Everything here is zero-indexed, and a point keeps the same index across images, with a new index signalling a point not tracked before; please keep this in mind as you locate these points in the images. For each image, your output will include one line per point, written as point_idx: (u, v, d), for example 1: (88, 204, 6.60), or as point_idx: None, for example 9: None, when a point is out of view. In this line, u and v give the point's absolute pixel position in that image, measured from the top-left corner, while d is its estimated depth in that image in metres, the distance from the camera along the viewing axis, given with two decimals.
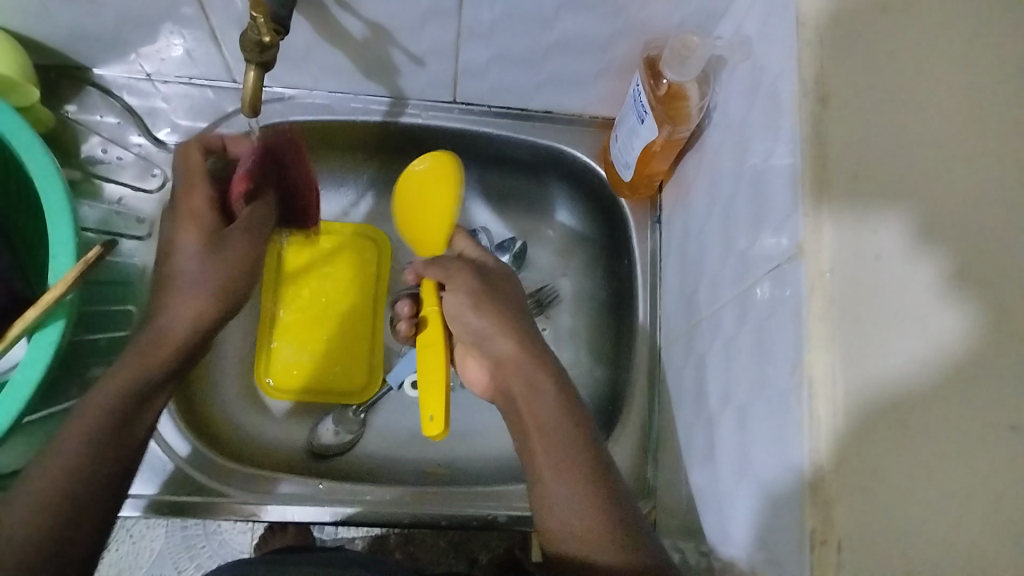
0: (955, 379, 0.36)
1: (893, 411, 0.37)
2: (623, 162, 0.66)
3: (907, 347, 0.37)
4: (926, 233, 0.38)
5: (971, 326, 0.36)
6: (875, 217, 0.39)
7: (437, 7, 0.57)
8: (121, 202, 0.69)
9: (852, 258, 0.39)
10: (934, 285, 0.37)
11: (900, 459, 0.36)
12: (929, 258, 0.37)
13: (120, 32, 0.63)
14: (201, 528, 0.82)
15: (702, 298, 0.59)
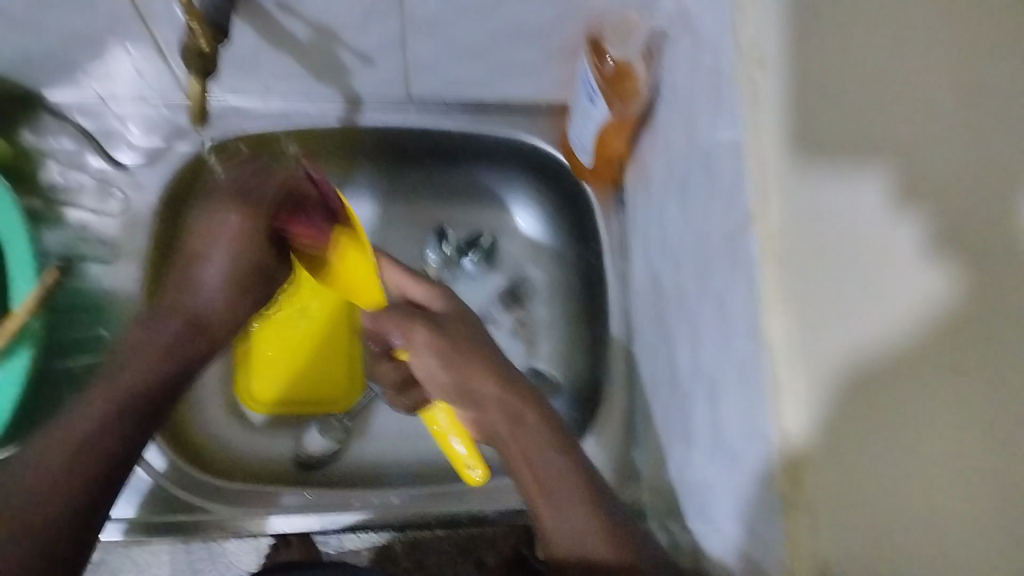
0: (940, 340, 0.35)
1: (872, 379, 0.35)
2: (580, 145, 0.66)
3: (886, 309, 0.35)
4: (897, 194, 0.36)
5: (953, 285, 0.35)
6: (839, 175, 0.37)
7: (377, 3, 0.57)
8: (83, 227, 0.68)
9: (811, 219, 0.38)
10: (912, 247, 0.35)
11: (884, 430, 0.35)
12: (907, 217, 0.36)
13: (66, 55, 0.63)
14: None
15: (667, 275, 0.59)
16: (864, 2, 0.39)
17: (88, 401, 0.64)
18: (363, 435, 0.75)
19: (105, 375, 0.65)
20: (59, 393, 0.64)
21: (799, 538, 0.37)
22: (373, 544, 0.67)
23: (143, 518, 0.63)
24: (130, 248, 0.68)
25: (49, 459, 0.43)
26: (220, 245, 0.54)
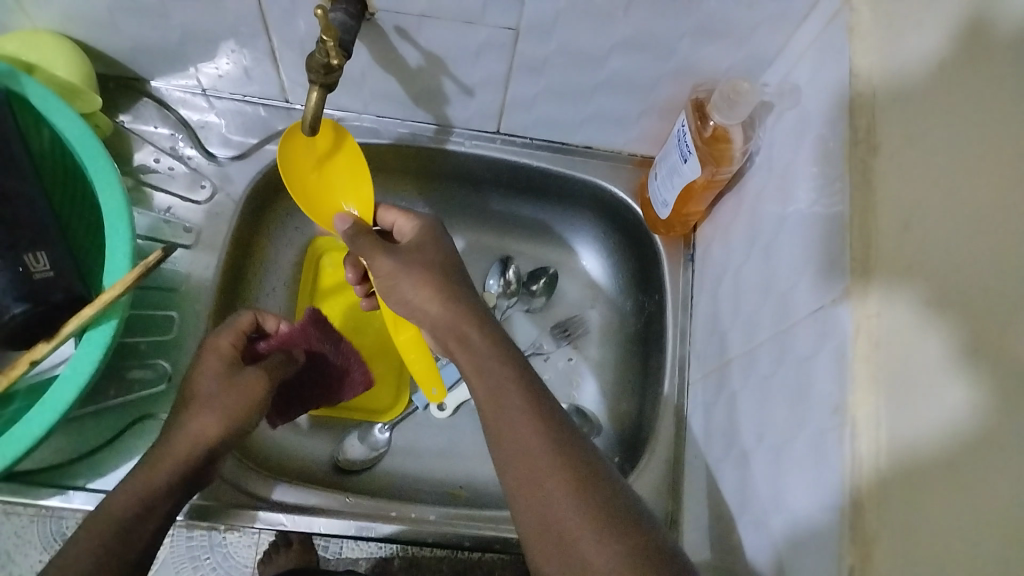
0: (973, 441, 0.34)
1: (916, 477, 0.36)
2: (661, 200, 0.68)
3: (927, 415, 0.36)
4: (930, 306, 0.37)
5: (977, 395, 0.34)
6: (903, 283, 0.39)
7: (493, 39, 0.59)
8: (169, 212, 0.70)
9: (890, 331, 0.40)
10: (943, 356, 0.36)
11: (926, 519, 0.35)
12: (938, 328, 0.37)
13: (182, 47, 0.65)
14: (206, 538, 0.65)
15: (736, 336, 0.60)
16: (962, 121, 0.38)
17: (151, 380, 0.64)
18: (402, 452, 0.75)
19: (171, 356, 0.65)
20: (125, 369, 0.64)
21: None
22: (372, 555, 0.67)
23: (198, 504, 0.61)
24: (211, 239, 0.69)
25: (84, 548, 0.44)
26: (204, 367, 0.53)
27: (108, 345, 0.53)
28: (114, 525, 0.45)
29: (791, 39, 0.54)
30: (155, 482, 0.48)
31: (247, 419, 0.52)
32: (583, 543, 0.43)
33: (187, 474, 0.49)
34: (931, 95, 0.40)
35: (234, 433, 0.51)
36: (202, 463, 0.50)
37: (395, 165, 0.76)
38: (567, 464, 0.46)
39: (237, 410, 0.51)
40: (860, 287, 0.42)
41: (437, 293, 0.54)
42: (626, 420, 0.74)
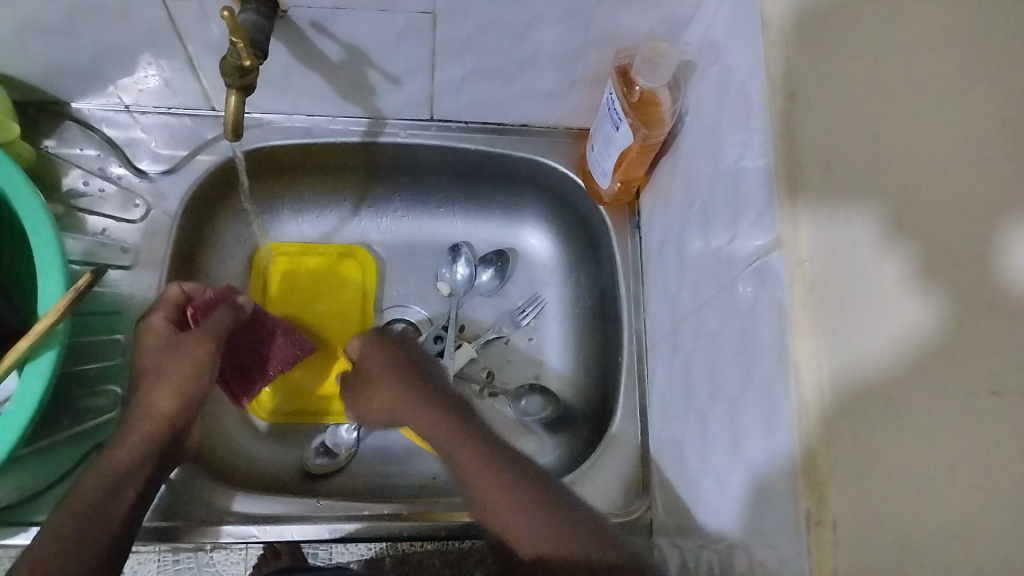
0: (925, 361, 0.37)
1: (877, 398, 0.37)
2: (600, 170, 0.67)
3: (882, 332, 0.37)
4: (891, 231, 0.39)
5: (934, 314, 0.37)
6: (848, 207, 0.40)
7: (412, 26, 0.58)
8: (105, 233, 0.68)
9: (828, 251, 0.40)
10: (901, 279, 0.38)
11: (890, 441, 0.37)
12: (898, 253, 0.38)
13: (97, 64, 0.63)
14: (194, 559, 0.61)
15: (685, 297, 0.60)
16: (881, 87, 0.42)
17: (103, 407, 0.63)
18: (371, 450, 0.75)
19: (122, 379, 0.64)
20: (76, 398, 0.63)
21: (821, 555, 0.37)
22: (362, 556, 0.62)
23: (155, 525, 0.61)
24: (150, 257, 0.68)
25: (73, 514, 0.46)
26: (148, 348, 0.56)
27: (50, 374, 0.52)
28: (99, 491, 0.48)
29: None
30: (122, 456, 0.51)
31: (193, 387, 0.55)
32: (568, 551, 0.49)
33: (149, 444, 0.52)
34: (848, 56, 0.43)
35: (181, 398, 0.55)
36: (161, 431, 0.53)
37: (332, 164, 0.75)
38: (531, 486, 0.52)
39: (180, 378, 0.55)
40: (788, 230, 0.41)
41: (413, 386, 0.60)
42: (591, 392, 0.74)
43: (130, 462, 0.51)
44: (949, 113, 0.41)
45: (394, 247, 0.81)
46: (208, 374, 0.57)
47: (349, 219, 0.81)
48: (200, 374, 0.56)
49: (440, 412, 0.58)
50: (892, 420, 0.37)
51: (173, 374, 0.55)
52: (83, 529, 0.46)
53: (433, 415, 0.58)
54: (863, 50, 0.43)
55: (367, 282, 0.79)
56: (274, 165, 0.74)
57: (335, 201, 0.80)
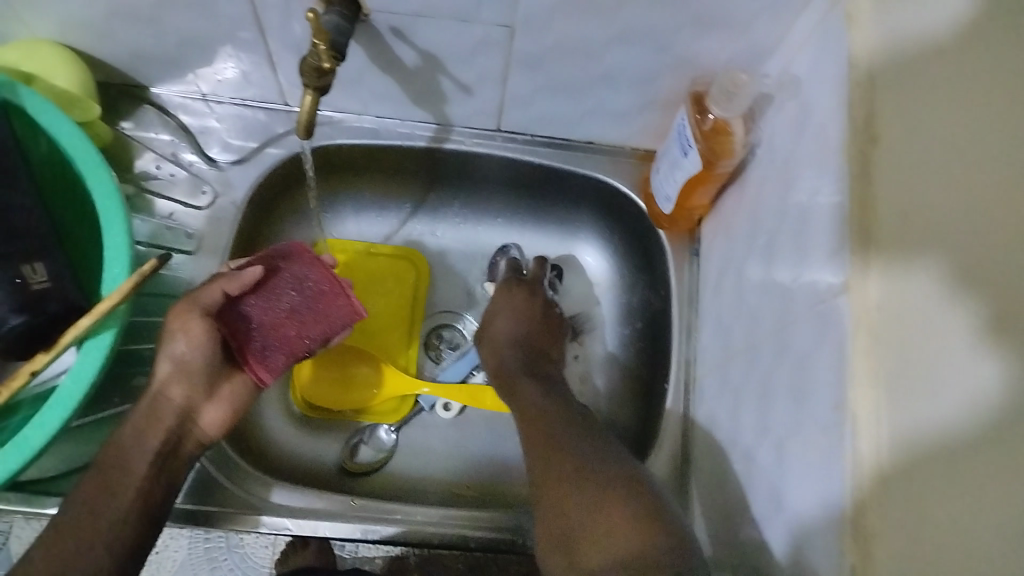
0: (994, 427, 0.33)
1: (936, 459, 0.35)
2: (663, 194, 0.67)
3: (946, 394, 0.35)
4: (959, 283, 0.36)
5: (1009, 378, 0.33)
6: (919, 261, 0.38)
7: (490, 38, 0.58)
8: (172, 217, 0.70)
9: (893, 306, 0.39)
10: (969, 336, 0.35)
11: (948, 500, 0.34)
12: (967, 305, 0.35)
13: (180, 53, 0.65)
14: (223, 540, 0.73)
15: (739, 331, 0.59)
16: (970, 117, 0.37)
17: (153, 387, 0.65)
18: (408, 453, 0.75)
19: None
20: (128, 376, 0.65)
21: None
22: (387, 554, 0.72)
23: (190, 509, 0.61)
24: (212, 245, 0.69)
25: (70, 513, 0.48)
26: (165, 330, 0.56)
27: (108, 352, 0.53)
28: (100, 487, 0.49)
29: (791, 29, 0.53)
30: (129, 435, 0.52)
31: (191, 363, 0.54)
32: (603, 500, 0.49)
33: (149, 424, 0.53)
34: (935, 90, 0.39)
35: (177, 370, 0.54)
36: (155, 409, 0.53)
37: (396, 166, 0.76)
38: (589, 484, 0.50)
39: (176, 346, 0.53)
40: (859, 276, 0.41)
41: (518, 353, 0.67)
42: (631, 417, 0.73)
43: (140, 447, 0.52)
44: None
45: (449, 253, 0.81)
46: (207, 347, 0.54)
47: (406, 220, 0.81)
48: (196, 347, 0.54)
49: (527, 378, 0.65)
50: (953, 482, 0.34)
51: (169, 343, 0.53)
52: (78, 522, 0.48)
53: (517, 380, 0.65)
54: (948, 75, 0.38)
55: (421, 285, 0.79)
56: (339, 162, 0.75)
57: (395, 201, 0.80)
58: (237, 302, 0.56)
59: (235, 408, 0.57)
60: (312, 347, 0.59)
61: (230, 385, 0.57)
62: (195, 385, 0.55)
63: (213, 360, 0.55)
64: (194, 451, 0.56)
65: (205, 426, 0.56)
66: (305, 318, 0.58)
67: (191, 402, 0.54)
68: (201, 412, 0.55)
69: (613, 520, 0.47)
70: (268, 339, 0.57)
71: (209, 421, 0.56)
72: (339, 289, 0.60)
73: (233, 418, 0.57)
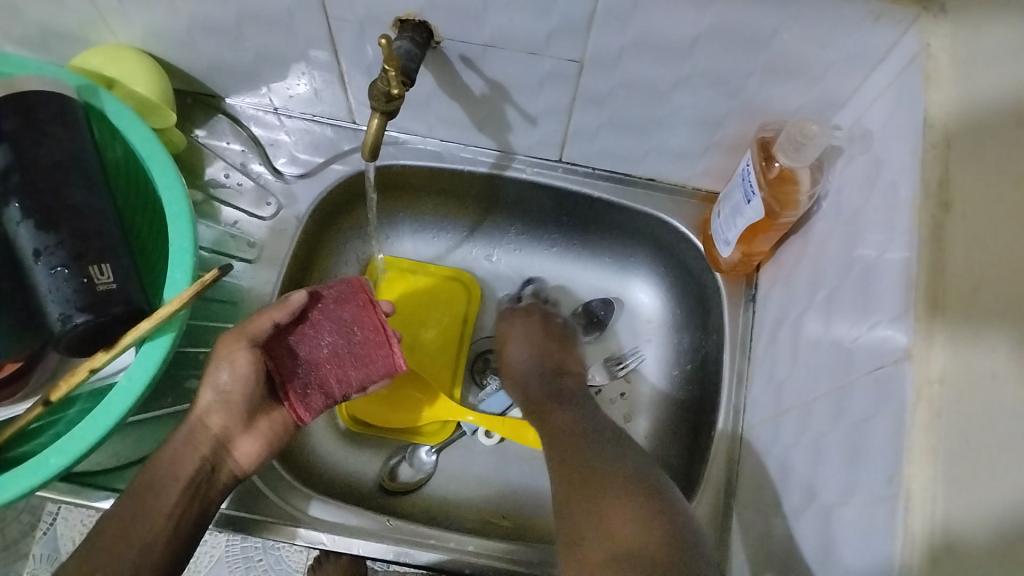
0: None
1: (1002, 548, 0.33)
2: (723, 239, 0.66)
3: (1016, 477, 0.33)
4: None
5: None
6: (990, 334, 0.36)
7: (558, 72, 0.58)
8: (236, 226, 0.72)
9: (959, 379, 0.37)
10: None
11: None
12: None
13: (255, 68, 0.67)
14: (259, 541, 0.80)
15: (793, 385, 0.57)
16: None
17: None
18: (448, 476, 0.75)
19: None
20: (182, 377, 0.66)
21: None
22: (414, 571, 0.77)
23: (233, 515, 0.62)
24: (272, 254, 0.71)
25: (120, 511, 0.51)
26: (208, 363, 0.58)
27: (164, 356, 0.55)
28: (145, 487, 0.52)
29: (865, 82, 0.52)
30: (167, 457, 0.53)
31: (232, 396, 0.55)
32: (596, 500, 0.51)
33: (188, 451, 0.54)
34: (1005, 168, 0.38)
35: (219, 400, 0.55)
36: (194, 439, 0.54)
37: (457, 190, 0.76)
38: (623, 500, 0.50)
39: (219, 377, 0.55)
40: (922, 344, 0.40)
41: (540, 375, 0.68)
42: (675, 462, 0.72)
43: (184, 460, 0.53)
44: None
45: (503, 279, 0.82)
46: (248, 379, 0.55)
47: (462, 243, 0.81)
48: (237, 378, 0.55)
49: (551, 402, 0.65)
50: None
51: (213, 371, 0.55)
52: (123, 525, 0.50)
53: (544, 403, 0.65)
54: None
55: (471, 309, 0.79)
56: (401, 183, 0.76)
57: (453, 223, 0.80)
58: (285, 334, 0.57)
59: (269, 443, 0.58)
60: (348, 392, 0.59)
61: (267, 418, 0.58)
62: (233, 417, 0.56)
63: (252, 395, 0.56)
64: (226, 480, 0.56)
65: (238, 459, 0.57)
66: (344, 363, 0.58)
67: (226, 432, 0.56)
68: (236, 443, 0.56)
69: (612, 524, 0.49)
70: (309, 378, 0.58)
71: (242, 453, 0.57)
72: (383, 338, 0.60)
73: (266, 453, 0.58)
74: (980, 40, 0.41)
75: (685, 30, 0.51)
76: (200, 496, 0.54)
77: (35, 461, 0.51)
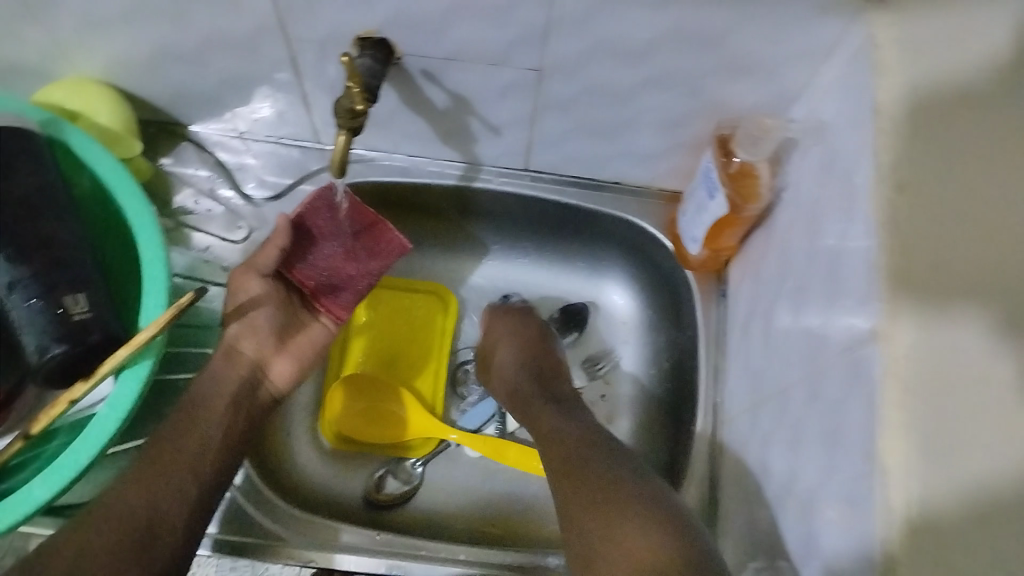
0: None
1: (982, 521, 0.34)
2: (690, 236, 0.66)
3: (993, 452, 0.34)
4: (1002, 332, 0.35)
5: None
6: (955, 311, 0.37)
7: (519, 80, 0.59)
8: (208, 251, 0.72)
9: (926, 354, 0.38)
10: (1013, 387, 0.34)
11: (987, 557, 0.33)
12: (1010, 355, 0.34)
13: (219, 93, 0.67)
14: None
15: (767, 374, 0.59)
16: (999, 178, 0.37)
17: None
18: (436, 489, 0.75)
19: None
20: (162, 404, 0.66)
21: None
22: None
23: (224, 539, 0.62)
24: None
25: (140, 487, 0.51)
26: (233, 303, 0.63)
27: (144, 381, 0.55)
28: (167, 457, 0.53)
29: (817, 75, 0.54)
30: (194, 416, 0.56)
31: (259, 320, 0.62)
32: (593, 509, 0.52)
33: (227, 369, 0.60)
34: (962, 153, 0.39)
35: (245, 327, 0.62)
36: (231, 359, 0.60)
37: (427, 204, 0.77)
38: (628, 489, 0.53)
39: (239, 307, 0.62)
40: (885, 325, 0.41)
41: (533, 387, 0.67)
42: (659, 459, 0.72)
43: (189, 464, 0.54)
44: None
45: (478, 289, 0.82)
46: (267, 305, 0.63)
47: (435, 257, 0.82)
48: (259, 304, 0.62)
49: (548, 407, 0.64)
50: (1001, 528, 0.33)
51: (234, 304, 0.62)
52: (149, 489, 0.51)
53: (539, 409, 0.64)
54: (985, 136, 0.38)
55: (446, 321, 0.80)
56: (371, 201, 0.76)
57: (426, 237, 0.81)
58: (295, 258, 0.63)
59: (301, 359, 0.66)
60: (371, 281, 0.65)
61: (299, 338, 0.66)
62: (263, 339, 0.63)
63: (275, 319, 0.64)
64: (269, 396, 0.63)
65: (276, 378, 0.64)
66: (357, 258, 0.64)
67: (260, 355, 0.63)
68: (272, 364, 0.64)
69: (619, 532, 0.50)
70: (332, 280, 0.65)
71: (279, 372, 0.64)
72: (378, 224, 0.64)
73: (300, 368, 0.66)
74: (920, 29, 0.43)
75: (641, 33, 0.52)
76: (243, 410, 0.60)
77: (18, 494, 0.51)
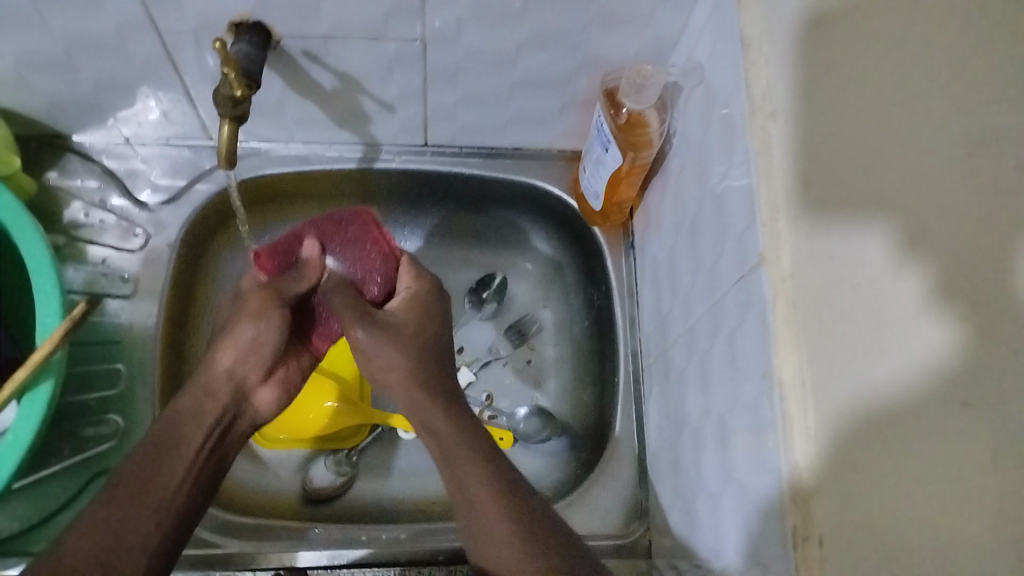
0: (946, 387, 0.34)
1: (875, 423, 0.35)
2: (592, 192, 0.68)
3: (891, 359, 0.35)
4: (901, 246, 0.37)
5: (957, 337, 0.34)
6: (847, 220, 0.39)
7: (403, 54, 0.59)
8: (105, 263, 0.69)
9: (810, 262, 0.40)
10: (914, 298, 0.36)
11: (884, 451, 0.35)
12: (910, 269, 0.36)
13: (97, 98, 0.65)
14: None
15: (676, 317, 0.60)
16: (931, 133, 0.38)
17: (105, 435, 0.64)
18: (373, 475, 0.74)
19: (121, 408, 0.65)
20: (75, 427, 0.64)
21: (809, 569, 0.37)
22: None
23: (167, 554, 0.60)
24: (149, 285, 0.69)
25: (95, 527, 0.44)
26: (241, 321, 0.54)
27: (48, 401, 0.54)
28: (133, 491, 0.47)
29: (689, 20, 0.55)
30: (159, 448, 0.49)
31: (260, 344, 0.54)
32: (476, 508, 0.49)
33: (207, 398, 0.52)
34: (875, 98, 0.40)
35: (246, 353, 0.54)
36: (213, 393, 0.53)
37: (331, 191, 0.76)
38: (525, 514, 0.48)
39: (246, 333, 0.53)
40: (772, 250, 0.42)
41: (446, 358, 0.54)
42: (588, 413, 0.74)
43: (153, 507, 0.47)
44: (957, 142, 0.38)
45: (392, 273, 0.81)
46: (277, 332, 0.54)
47: None
48: (266, 334, 0.54)
49: (434, 401, 0.53)
50: (896, 452, 0.35)
51: (238, 328, 0.53)
52: (105, 526, 0.45)
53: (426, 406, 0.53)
54: (910, 92, 0.39)
55: None
56: (271, 193, 0.74)
57: None
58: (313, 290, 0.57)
59: (285, 391, 0.59)
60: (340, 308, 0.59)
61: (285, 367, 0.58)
62: (255, 368, 0.55)
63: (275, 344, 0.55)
64: (246, 429, 0.56)
65: (258, 407, 0.56)
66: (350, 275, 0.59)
67: (246, 380, 0.55)
68: (254, 392, 0.56)
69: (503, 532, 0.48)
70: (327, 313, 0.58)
71: (262, 401, 0.57)
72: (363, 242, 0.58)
73: (281, 403, 0.58)
74: None
75: None
76: (217, 449, 0.52)
77: None
